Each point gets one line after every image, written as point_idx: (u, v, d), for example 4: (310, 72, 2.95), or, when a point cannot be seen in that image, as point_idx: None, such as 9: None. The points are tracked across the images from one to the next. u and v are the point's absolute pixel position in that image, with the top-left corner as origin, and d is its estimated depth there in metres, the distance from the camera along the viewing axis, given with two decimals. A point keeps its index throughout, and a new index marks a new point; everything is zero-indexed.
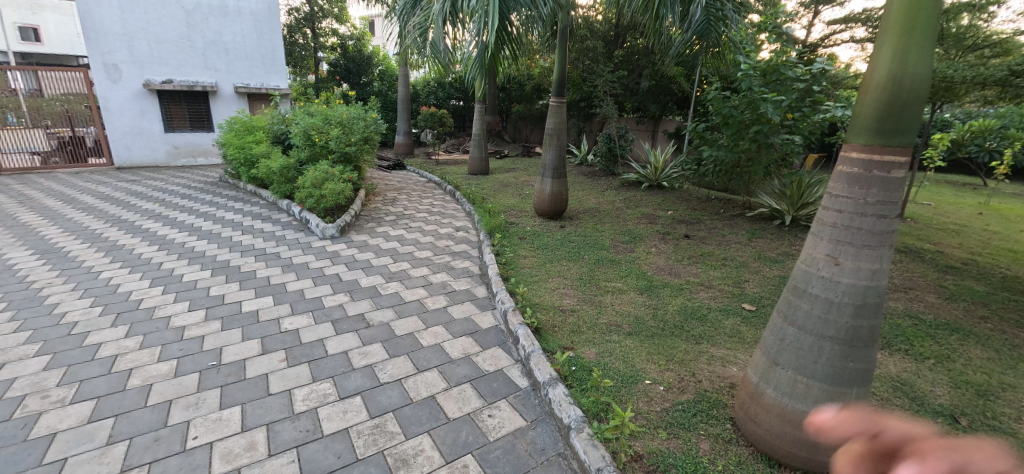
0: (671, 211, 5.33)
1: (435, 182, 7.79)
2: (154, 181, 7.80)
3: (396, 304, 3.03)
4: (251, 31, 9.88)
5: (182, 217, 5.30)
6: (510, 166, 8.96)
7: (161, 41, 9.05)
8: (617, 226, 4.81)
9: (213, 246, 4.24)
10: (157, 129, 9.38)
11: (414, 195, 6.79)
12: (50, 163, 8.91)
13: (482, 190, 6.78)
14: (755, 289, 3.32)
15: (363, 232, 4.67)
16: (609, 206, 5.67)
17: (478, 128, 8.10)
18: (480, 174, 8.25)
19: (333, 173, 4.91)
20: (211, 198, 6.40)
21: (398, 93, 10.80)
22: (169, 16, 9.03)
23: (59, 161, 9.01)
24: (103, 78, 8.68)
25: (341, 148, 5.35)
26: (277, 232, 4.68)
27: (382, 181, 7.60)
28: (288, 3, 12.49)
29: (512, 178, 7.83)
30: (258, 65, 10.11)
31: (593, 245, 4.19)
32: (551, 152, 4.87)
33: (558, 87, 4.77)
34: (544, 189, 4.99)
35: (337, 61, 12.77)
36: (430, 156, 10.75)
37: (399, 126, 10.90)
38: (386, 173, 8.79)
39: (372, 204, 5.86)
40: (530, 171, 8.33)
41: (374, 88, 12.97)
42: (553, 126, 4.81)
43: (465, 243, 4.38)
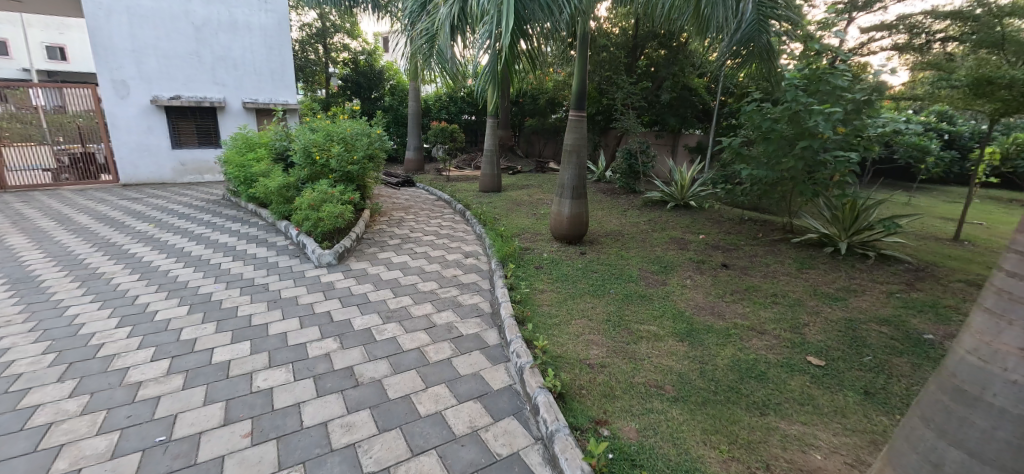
0: (703, 235, 4.82)
1: (446, 200, 7.40)
2: (157, 199, 7.55)
3: (393, 353, 2.56)
4: (261, 46, 9.66)
5: (174, 240, 4.93)
6: (524, 183, 8.54)
7: (169, 57, 8.89)
8: (644, 253, 4.32)
9: (198, 275, 3.83)
10: (165, 146, 9.18)
11: (422, 214, 6.39)
12: (60, 179, 8.75)
13: (494, 210, 6.35)
14: (817, 337, 2.80)
15: (363, 259, 4.24)
16: (633, 228, 5.18)
17: (490, 143, 7.70)
18: (492, 192, 7.84)
19: (332, 194, 4.54)
20: (210, 218, 6.06)
21: (409, 107, 10.52)
22: (178, 32, 8.88)
23: (71, 178, 8.85)
24: (112, 94, 8.54)
25: (342, 167, 4.97)
26: (271, 259, 4.27)
27: (389, 200, 7.24)
28: (299, 19, 12.50)
29: (526, 196, 7.40)
30: (267, 81, 9.86)
31: (620, 277, 3.70)
32: (569, 172, 4.40)
33: (577, 100, 4.33)
34: (562, 212, 4.53)
35: (348, 76, 12.61)
36: (441, 172, 10.39)
37: (410, 141, 10.60)
38: (394, 190, 8.46)
39: (376, 226, 5.46)
40: (545, 188, 7.91)
41: (386, 103, 12.78)
42: (571, 142, 4.37)
43: (475, 273, 3.92)
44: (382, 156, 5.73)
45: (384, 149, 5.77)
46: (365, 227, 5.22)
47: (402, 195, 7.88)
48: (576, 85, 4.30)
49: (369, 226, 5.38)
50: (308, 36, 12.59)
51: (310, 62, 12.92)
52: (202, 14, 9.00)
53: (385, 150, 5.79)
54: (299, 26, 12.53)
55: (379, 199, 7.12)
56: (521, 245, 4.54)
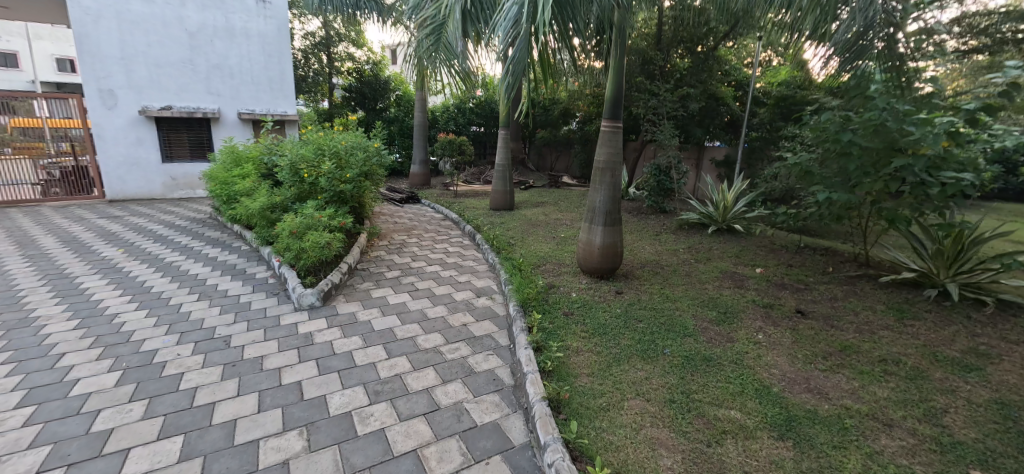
0: (761, 268, 4.04)
1: (452, 220, 6.67)
2: (138, 218, 6.90)
3: (378, 461, 1.81)
4: (259, 54, 9.01)
5: (137, 271, 4.21)
6: (538, 199, 7.82)
7: (161, 65, 8.31)
8: (695, 293, 3.55)
9: (149, 322, 3.10)
10: (155, 160, 8.58)
11: (425, 236, 5.67)
12: (49, 194, 8.21)
13: (507, 232, 5.62)
14: (970, 433, 2.02)
15: (353, 298, 3.50)
16: (673, 258, 4.42)
17: (502, 157, 7.01)
18: (505, 210, 7.11)
19: (319, 219, 3.82)
20: (188, 242, 5.36)
21: (415, 119, 9.88)
22: (171, 38, 8.30)
23: (60, 192, 8.29)
24: (99, 105, 7.97)
25: (333, 187, 4.27)
26: (243, 297, 3.53)
27: (390, 219, 6.53)
28: (302, 28, 11.94)
29: (542, 216, 6.67)
30: (264, 90, 9.21)
31: (674, 328, 2.94)
32: (600, 194, 3.67)
33: (612, 108, 3.61)
34: (592, 241, 3.77)
35: (353, 86, 12.02)
36: (449, 187, 9.71)
37: (415, 154, 9.94)
38: (397, 208, 7.76)
39: (374, 253, 4.74)
40: (563, 206, 7.17)
41: (391, 114, 12.18)
42: (603, 158, 3.64)
43: (490, 320, 3.16)
44: (382, 172, 5.03)
45: (385, 165, 5.07)
46: (360, 255, 4.50)
47: (405, 214, 7.18)
48: (611, 90, 3.59)
49: (364, 254, 4.66)
50: (311, 45, 12.06)
51: (313, 72, 12.37)
52: (197, 19, 8.42)
53: (386, 166, 5.10)
54: (302, 35, 11.99)
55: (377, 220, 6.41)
56: (541, 279, 3.77)
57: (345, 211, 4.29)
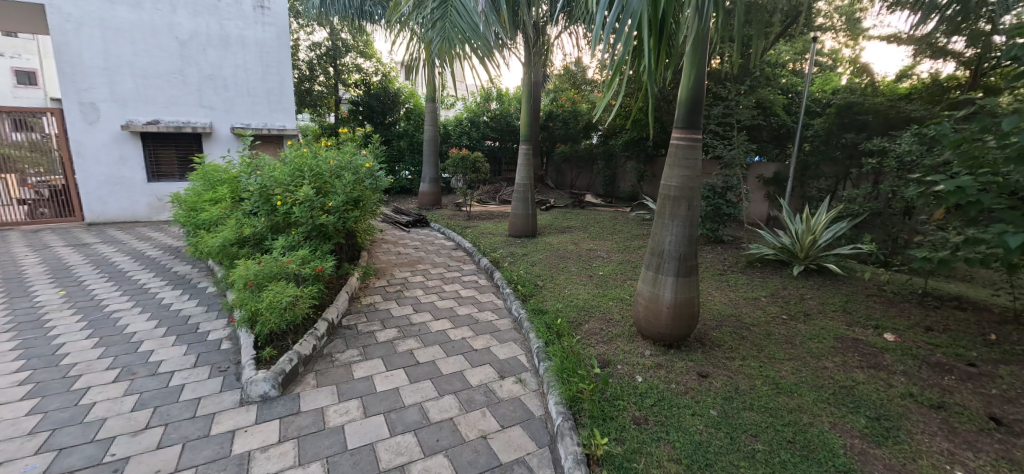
0: (890, 333, 2.94)
1: (465, 249, 5.67)
2: (108, 246, 6.03)
3: None
4: (256, 64, 8.18)
5: (60, 329, 3.25)
6: (563, 224, 6.78)
7: (148, 76, 7.51)
8: (813, 377, 2.48)
9: (22, 428, 2.12)
10: (140, 179, 7.75)
11: (432, 272, 4.66)
12: (37, 215, 7.43)
13: (533, 268, 4.59)
14: None
15: (326, 381, 2.49)
16: (758, 311, 3.33)
17: (523, 176, 6.00)
18: (526, 237, 6.09)
19: (287, 265, 2.81)
20: (147, 279, 4.44)
21: (424, 133, 9.01)
22: (160, 47, 7.51)
23: (48, 213, 7.49)
24: (79, 119, 7.18)
25: (311, 218, 3.24)
26: (175, 378, 2.54)
27: (393, 250, 5.57)
28: (308, 38, 11.22)
29: (571, 245, 5.61)
30: (261, 103, 8.34)
31: (816, 456, 1.87)
32: (668, 234, 2.64)
33: (689, 112, 2.58)
34: (659, 297, 2.71)
35: (360, 99, 11.19)
36: (461, 207, 8.74)
37: (425, 172, 9.03)
38: (403, 233, 6.80)
39: (367, 299, 3.75)
40: (595, 232, 6.13)
41: (401, 129, 11.35)
42: (676, 182, 2.61)
43: (522, 426, 2.13)
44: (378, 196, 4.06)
45: (382, 188, 4.11)
46: (346, 306, 3.50)
47: (412, 241, 6.20)
48: (687, 86, 2.56)
49: (353, 302, 3.66)
50: (317, 56, 11.30)
51: (318, 84, 11.60)
52: (190, 26, 7.64)
53: (384, 188, 4.13)
54: (308, 45, 11.24)
55: (376, 251, 5.43)
56: (588, 350, 2.73)
57: (326, 249, 3.27)
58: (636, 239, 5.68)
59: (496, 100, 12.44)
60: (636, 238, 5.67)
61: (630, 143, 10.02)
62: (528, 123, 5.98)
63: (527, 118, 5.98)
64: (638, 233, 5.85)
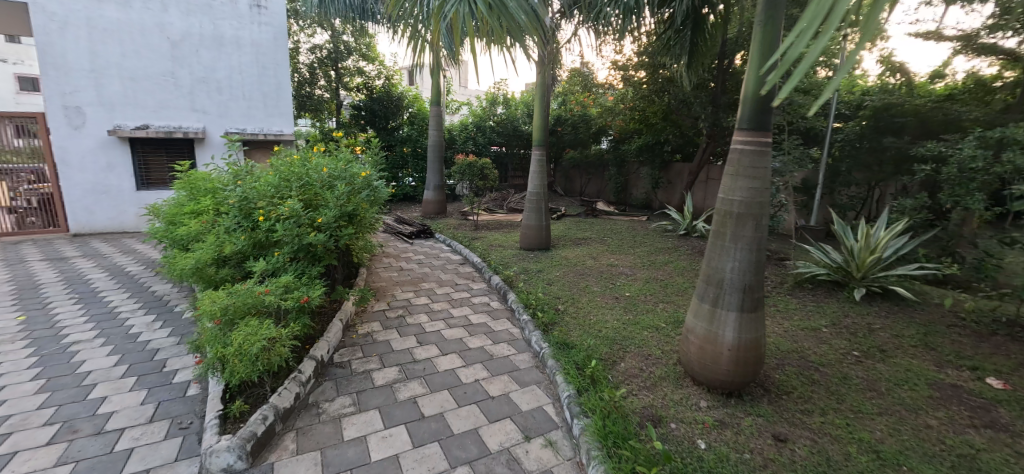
0: (993, 378, 2.44)
1: (474, 264, 5.17)
2: (88, 260, 5.57)
3: None
4: (252, 66, 7.76)
5: (3, 367, 2.77)
6: (578, 235, 6.29)
7: (138, 78, 7.10)
8: (919, 441, 1.98)
9: None
10: (128, 187, 7.32)
11: (439, 292, 4.16)
12: (25, 224, 7.00)
13: (551, 288, 4.09)
14: None
15: (308, 444, 2.00)
16: (823, 346, 2.82)
17: (535, 184, 5.52)
18: (539, 250, 5.60)
19: (260, 295, 2.31)
20: (120, 302, 3.97)
21: (429, 138, 8.57)
22: (150, 48, 7.10)
23: (37, 222, 7.07)
24: (63, 124, 6.76)
25: (298, 236, 2.74)
26: (123, 439, 2.07)
27: (395, 265, 5.08)
28: (309, 41, 10.81)
29: (590, 260, 5.12)
30: (257, 107, 7.91)
31: None
32: (731, 260, 2.14)
33: (758, 110, 2.08)
34: (719, 337, 2.20)
35: (362, 104, 10.76)
36: (467, 216, 8.27)
37: (429, 179, 8.56)
38: (406, 245, 6.31)
39: (363, 327, 3.26)
40: (615, 245, 5.62)
41: (404, 134, 10.90)
42: (742, 197, 2.11)
43: None
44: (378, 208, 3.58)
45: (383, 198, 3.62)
46: (339, 338, 3.01)
47: (415, 255, 5.71)
48: (755, 80, 2.07)
49: (347, 331, 3.17)
50: (318, 59, 10.89)
51: (318, 88, 11.19)
52: (181, 26, 7.23)
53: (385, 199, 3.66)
54: (309, 48, 10.83)
55: (376, 267, 4.94)
56: (629, 401, 2.23)
57: (316, 273, 2.77)
58: (661, 253, 5.17)
59: (502, 104, 12.00)
60: (660, 252, 5.16)
61: (644, 148, 9.54)
62: (541, 127, 5.51)
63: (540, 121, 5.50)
64: (662, 246, 5.35)
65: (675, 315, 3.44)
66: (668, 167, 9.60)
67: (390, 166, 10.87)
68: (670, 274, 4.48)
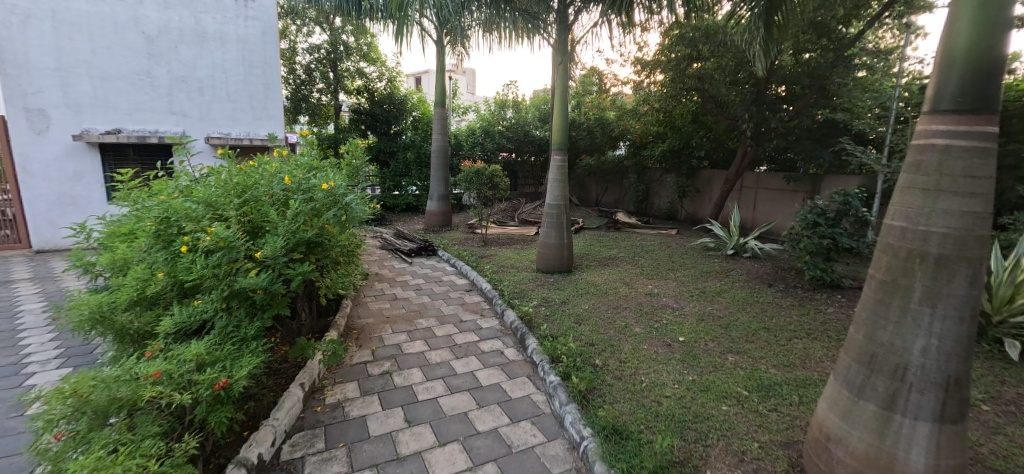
0: None
1: (482, 291, 4.28)
2: (35, 283, 4.79)
3: None
4: (237, 64, 6.98)
5: None
6: (603, 254, 5.39)
7: (109, 77, 6.33)
8: None
9: None
10: (98, 198, 6.58)
11: (438, 334, 3.28)
12: None
13: (580, 330, 3.18)
14: None
15: None
16: (1001, 440, 1.91)
17: (555, 195, 4.63)
18: (560, 273, 4.71)
19: (144, 381, 1.45)
20: (34, 345, 3.13)
21: (433, 143, 7.73)
22: (122, 44, 6.34)
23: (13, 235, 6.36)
24: (25, 128, 6.05)
25: (226, 278, 1.90)
26: None
27: (387, 293, 4.22)
28: (306, 40, 10.00)
29: (622, 287, 4.21)
30: (243, 109, 7.11)
31: None
32: (924, 335, 1.29)
33: (975, 76, 1.24)
34: (893, 462, 1.35)
35: (362, 108, 9.96)
36: (474, 229, 7.43)
37: (433, 188, 7.74)
38: (404, 265, 5.45)
39: (333, 394, 2.40)
40: (650, 268, 4.71)
41: (407, 140, 10.07)
42: (948, 228, 1.26)
43: None
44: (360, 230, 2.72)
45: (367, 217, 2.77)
46: (297, 414, 2.17)
47: (413, 278, 4.84)
48: (971, 25, 1.23)
49: (311, 401, 2.33)
50: (314, 60, 10.08)
51: (316, 92, 10.40)
52: (158, 19, 6.47)
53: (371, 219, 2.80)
54: (306, 47, 10.02)
55: (363, 297, 4.09)
56: None
57: (256, 332, 1.91)
58: (710, 278, 4.25)
59: (512, 108, 11.18)
60: (709, 277, 4.24)
61: (670, 153, 8.64)
62: (564, 126, 4.61)
63: (562, 119, 4.61)
64: (709, 269, 4.43)
65: (756, 377, 2.53)
66: (696, 174, 8.68)
67: (392, 174, 10.12)
68: (729, 308, 3.56)
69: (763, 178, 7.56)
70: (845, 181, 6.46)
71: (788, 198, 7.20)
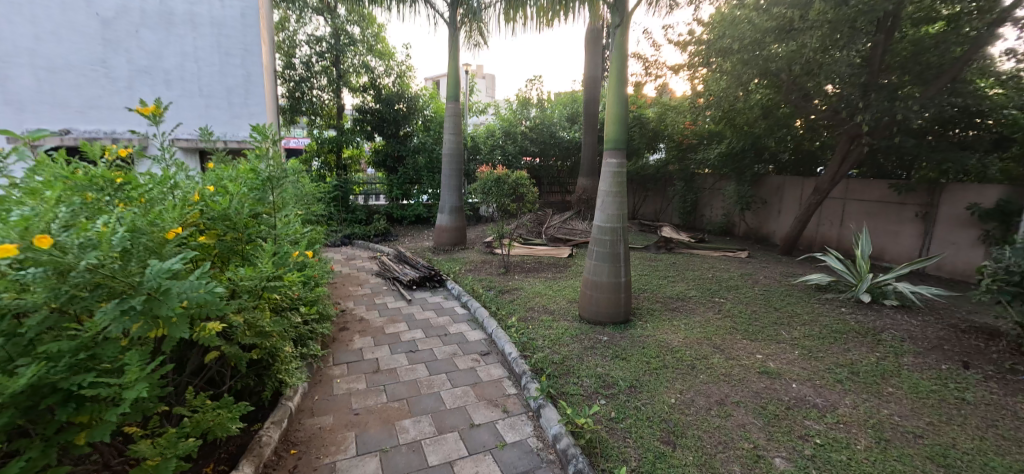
0: None
1: (504, 356, 2.93)
2: None
3: None
4: (212, 51, 5.80)
5: None
6: (666, 292, 3.96)
7: (56, 68, 5.19)
8: None
9: None
10: None
11: (431, 460, 1.94)
12: None
13: (680, 467, 1.80)
14: None
15: None
16: None
17: (610, 215, 3.22)
18: (614, 325, 3.31)
19: None
20: None
21: (444, 145, 6.42)
22: (72, 28, 5.21)
23: None
24: None
25: None
26: None
27: (367, 359, 2.90)
28: (305, 31, 8.78)
29: (715, 355, 2.80)
30: (219, 106, 5.88)
31: None
32: None
33: None
34: None
35: (368, 107, 8.73)
36: (493, 250, 6.08)
37: (443, 199, 6.43)
38: (400, 302, 4.12)
39: None
40: (745, 319, 3.27)
41: (416, 143, 8.78)
42: None
43: None
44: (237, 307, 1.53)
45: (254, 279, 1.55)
46: None
47: (408, 326, 3.50)
48: None
49: None
50: (314, 53, 8.82)
51: (318, 90, 9.10)
52: None
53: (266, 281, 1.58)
54: (306, 39, 8.79)
55: (330, 366, 2.77)
56: None
57: None
58: (852, 344, 2.80)
59: (536, 107, 9.81)
60: (849, 343, 2.79)
61: (728, 156, 7.14)
62: (621, 115, 3.17)
63: (618, 106, 3.17)
64: (842, 328, 2.96)
65: None
66: (761, 181, 7.16)
67: (399, 181, 8.85)
68: (921, 416, 2.12)
69: (857, 187, 6.02)
70: (980, 191, 4.91)
71: (892, 213, 5.66)
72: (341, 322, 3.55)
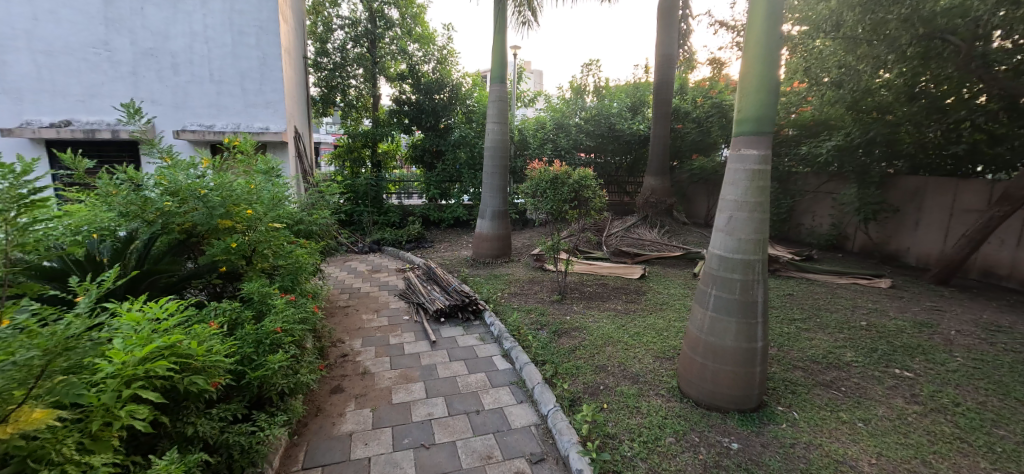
0: None
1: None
2: None
3: None
4: (223, 30, 5.05)
5: None
6: (804, 351, 2.65)
7: (55, 52, 4.65)
8: None
9: None
10: None
11: None
12: None
13: None
14: None
15: None
16: None
17: (740, 239, 1.99)
18: (740, 416, 2.07)
19: None
20: None
21: (486, 137, 5.35)
22: (72, 6, 4.64)
23: None
24: None
25: None
26: None
27: (354, 460, 1.87)
28: (339, 13, 7.98)
29: None
30: (231, 92, 5.14)
31: None
32: None
33: None
34: None
35: (404, 97, 7.83)
36: (544, 266, 4.96)
37: (484, 202, 5.38)
38: (418, 343, 3.07)
39: None
40: (975, 420, 1.96)
41: (456, 137, 7.76)
42: None
43: None
44: None
45: None
46: None
47: (424, 391, 2.44)
48: None
49: None
50: (350, 39, 8.01)
51: (353, 79, 8.31)
52: None
53: None
54: (340, 23, 8.00)
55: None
56: None
57: None
58: None
59: (593, 94, 8.50)
60: None
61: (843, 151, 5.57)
62: (765, 73, 1.93)
63: (760, 59, 1.93)
64: None
65: None
66: (891, 183, 5.53)
67: (437, 179, 7.90)
68: None
69: None
70: None
71: None
72: (334, 379, 2.53)
